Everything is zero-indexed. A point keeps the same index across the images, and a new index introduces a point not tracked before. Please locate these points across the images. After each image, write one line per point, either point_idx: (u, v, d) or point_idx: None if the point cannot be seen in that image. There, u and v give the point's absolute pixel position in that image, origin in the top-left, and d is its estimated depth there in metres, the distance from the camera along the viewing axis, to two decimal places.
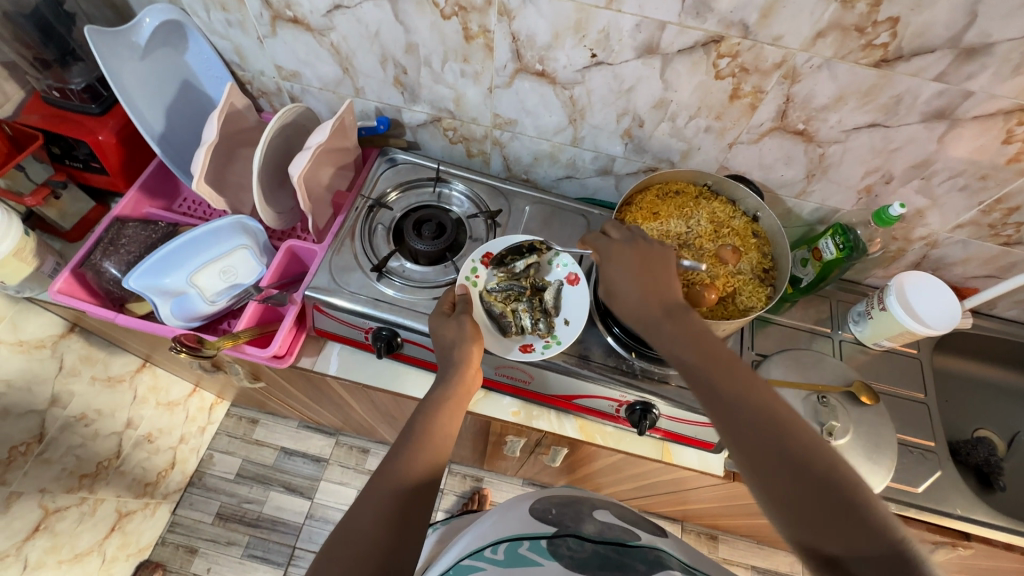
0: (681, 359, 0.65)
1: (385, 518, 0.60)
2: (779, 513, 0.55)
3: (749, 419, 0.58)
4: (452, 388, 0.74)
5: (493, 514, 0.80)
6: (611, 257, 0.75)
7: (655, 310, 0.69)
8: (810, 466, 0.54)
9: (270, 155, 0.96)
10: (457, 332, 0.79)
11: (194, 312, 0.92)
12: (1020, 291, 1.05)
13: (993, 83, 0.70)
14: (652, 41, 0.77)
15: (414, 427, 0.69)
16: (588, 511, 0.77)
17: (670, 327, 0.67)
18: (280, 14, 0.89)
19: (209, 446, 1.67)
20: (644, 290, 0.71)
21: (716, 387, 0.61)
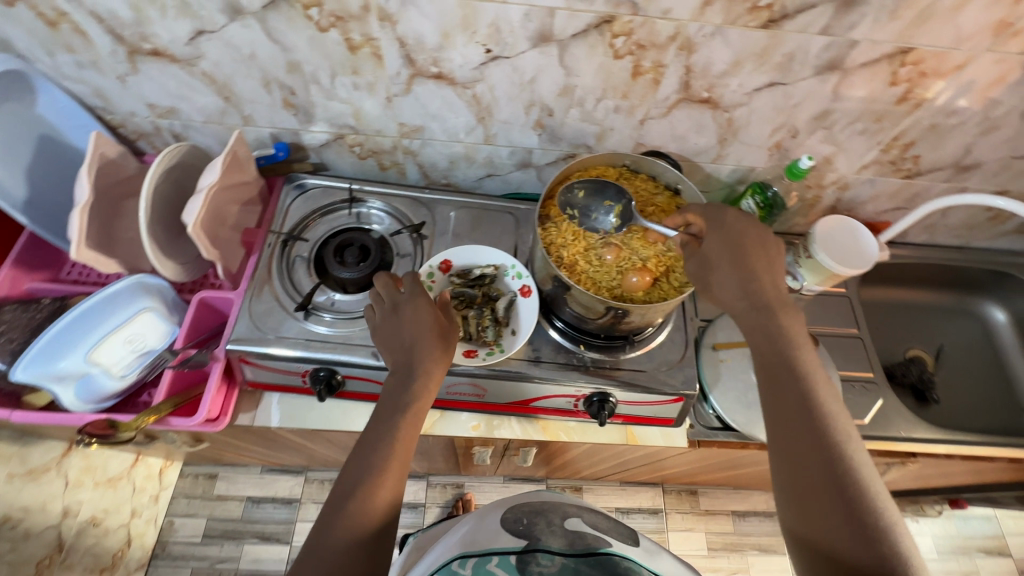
0: (765, 354, 0.68)
1: (360, 540, 0.61)
2: (795, 512, 0.60)
3: (818, 425, 0.61)
4: (423, 394, 0.71)
5: (460, 526, 0.79)
6: (714, 236, 0.73)
7: (761, 300, 0.70)
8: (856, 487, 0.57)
9: (158, 204, 0.87)
10: (415, 323, 0.75)
11: (103, 392, 0.83)
12: (926, 217, 1.12)
13: (874, 29, 0.72)
14: (544, 29, 0.74)
15: (383, 438, 0.68)
16: (559, 521, 0.75)
17: (767, 322, 0.69)
18: (137, 48, 0.80)
19: (167, 513, 1.52)
20: (751, 279, 0.71)
21: (789, 391, 0.64)
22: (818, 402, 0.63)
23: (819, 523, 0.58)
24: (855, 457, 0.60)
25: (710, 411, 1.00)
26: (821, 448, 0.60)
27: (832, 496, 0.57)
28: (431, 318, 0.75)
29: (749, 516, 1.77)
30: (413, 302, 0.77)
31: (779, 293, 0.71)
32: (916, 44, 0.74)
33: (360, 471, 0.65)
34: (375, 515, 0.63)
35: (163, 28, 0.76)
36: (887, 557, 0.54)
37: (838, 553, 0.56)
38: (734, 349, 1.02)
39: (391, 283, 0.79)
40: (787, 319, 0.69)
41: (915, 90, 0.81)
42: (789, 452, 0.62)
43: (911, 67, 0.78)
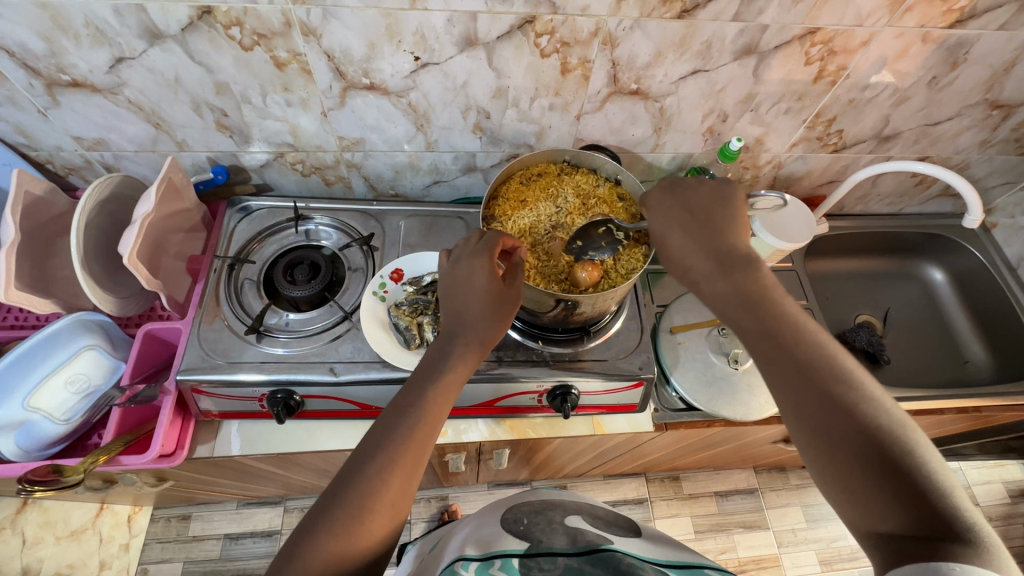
0: (737, 311, 0.58)
1: (342, 540, 0.55)
2: (828, 490, 0.50)
3: (803, 369, 0.52)
4: (462, 364, 0.69)
5: (462, 530, 0.80)
6: (658, 209, 0.68)
7: (710, 253, 0.61)
8: (866, 426, 0.48)
9: (92, 239, 0.84)
10: (468, 277, 0.71)
11: (47, 439, 0.79)
12: (858, 189, 1.17)
13: (781, 13, 0.76)
14: (469, 33, 0.75)
15: (415, 406, 0.64)
16: (560, 518, 0.78)
17: (728, 281, 0.59)
18: (55, 80, 0.77)
19: (140, 561, 1.45)
20: (698, 236, 0.63)
21: (775, 351, 0.54)
22: (811, 355, 0.53)
23: (853, 490, 0.48)
24: (870, 406, 0.50)
25: (672, 393, 1.02)
26: (825, 407, 0.50)
27: (836, 441, 0.49)
28: (489, 282, 0.71)
29: (732, 495, 1.80)
30: (473, 261, 0.72)
31: (730, 244, 0.62)
32: (822, 24, 0.78)
33: (359, 468, 0.59)
34: (391, 494, 0.58)
35: (80, 58, 0.74)
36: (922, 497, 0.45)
37: (884, 524, 0.46)
38: (690, 331, 1.05)
39: (472, 236, 0.77)
40: (749, 274, 0.59)
41: (828, 67, 0.86)
42: (797, 427, 0.52)
43: (821, 46, 0.82)
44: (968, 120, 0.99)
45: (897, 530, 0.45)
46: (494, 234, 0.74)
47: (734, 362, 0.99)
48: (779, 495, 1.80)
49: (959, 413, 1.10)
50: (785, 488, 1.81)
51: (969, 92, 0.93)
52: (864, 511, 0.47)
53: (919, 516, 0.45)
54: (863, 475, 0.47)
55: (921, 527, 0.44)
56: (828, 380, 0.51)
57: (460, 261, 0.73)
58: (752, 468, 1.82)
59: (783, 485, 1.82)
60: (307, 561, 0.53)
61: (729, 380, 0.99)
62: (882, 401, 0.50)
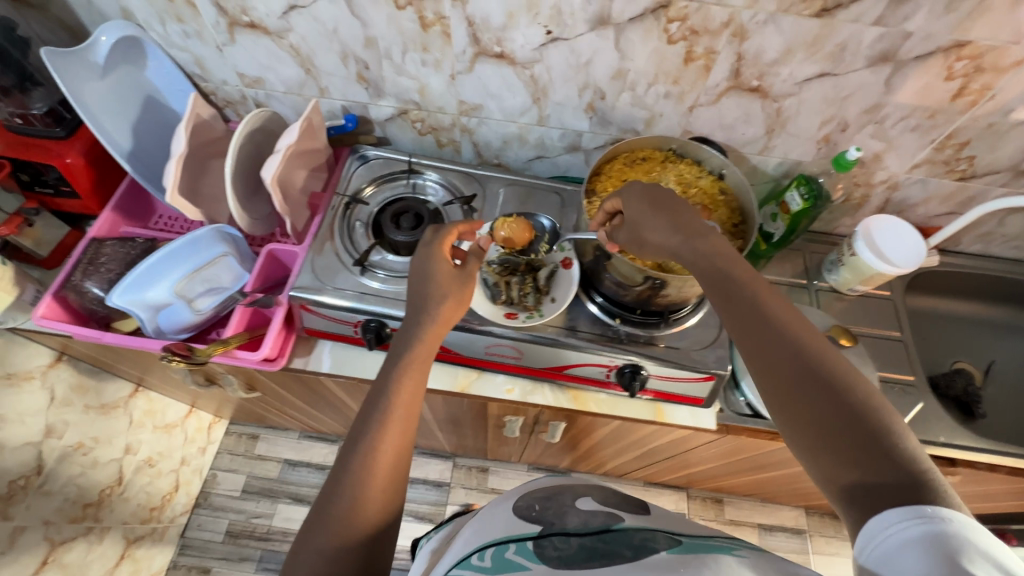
0: (706, 278, 0.66)
1: (354, 514, 0.62)
2: (807, 453, 0.54)
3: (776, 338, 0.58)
4: (418, 345, 0.74)
5: (478, 519, 0.77)
6: (628, 195, 0.74)
7: (680, 234, 0.68)
8: (839, 387, 0.54)
9: (241, 161, 0.96)
10: (425, 264, 0.79)
11: (182, 323, 0.91)
12: (980, 225, 1.09)
13: (929, 21, 0.73)
14: (603, 12, 0.79)
15: (385, 394, 0.69)
16: (572, 502, 0.75)
17: (689, 244, 0.68)
18: (237, 20, 0.90)
19: (212, 466, 1.81)
20: (669, 220, 0.70)
21: (748, 313, 0.61)
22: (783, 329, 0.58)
23: (825, 439, 0.53)
24: (837, 370, 0.55)
25: (740, 398, 1.01)
26: (794, 361, 0.56)
27: (814, 400, 0.54)
28: (443, 267, 0.78)
29: (776, 531, 1.73)
30: (429, 253, 0.79)
31: (698, 220, 0.70)
32: (972, 37, 0.75)
33: (350, 456, 0.65)
34: (379, 477, 0.64)
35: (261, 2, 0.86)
36: (887, 447, 0.50)
37: (853, 475, 0.51)
38: None
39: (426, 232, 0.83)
40: (718, 248, 0.66)
41: (972, 85, 0.81)
42: (776, 393, 0.57)
43: (967, 61, 0.78)
44: None
45: (865, 477, 0.50)
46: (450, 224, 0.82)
47: None
48: (829, 543, 1.71)
49: None
50: (836, 536, 1.72)
51: None
52: (830, 461, 0.52)
53: (881, 462, 0.50)
54: (835, 422, 0.53)
55: (887, 472, 0.49)
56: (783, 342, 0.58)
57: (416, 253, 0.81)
58: (803, 507, 1.74)
59: (835, 533, 1.72)
60: (324, 544, 0.60)
61: None
62: (837, 356, 0.56)
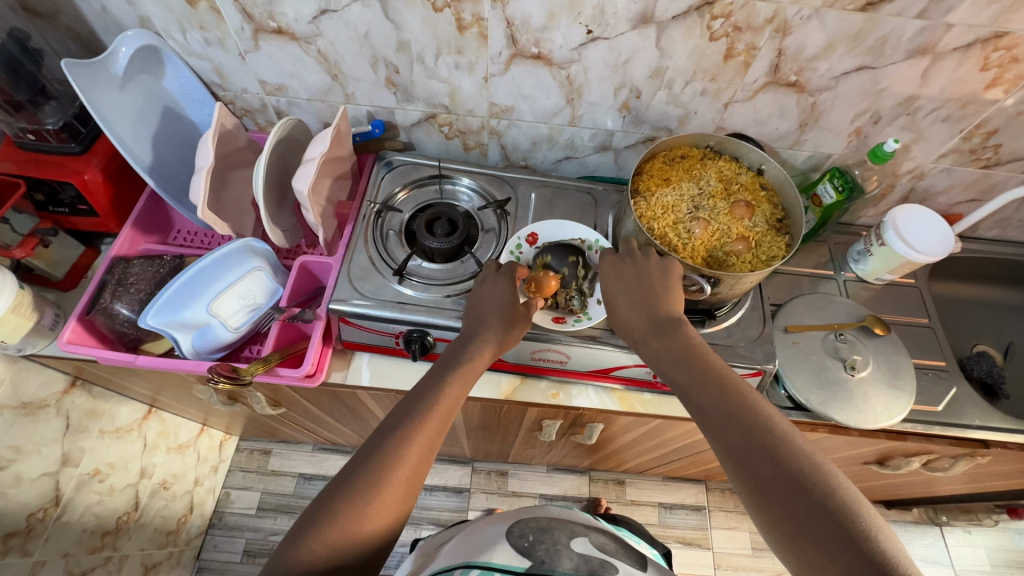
0: (674, 378, 0.70)
1: (373, 508, 0.62)
2: (783, 547, 0.56)
3: (740, 428, 0.61)
4: (477, 359, 0.78)
5: (472, 536, 0.80)
6: (608, 278, 0.81)
7: (645, 326, 0.76)
8: (805, 478, 0.56)
9: (270, 172, 0.93)
10: (498, 291, 0.84)
11: (217, 342, 0.88)
12: (1000, 210, 1.12)
13: (971, 13, 0.74)
14: (647, 10, 0.78)
15: (428, 395, 0.72)
16: (566, 540, 0.77)
17: (662, 341, 0.73)
18: (263, 26, 0.87)
19: (223, 484, 1.78)
20: (635, 305, 0.77)
21: (710, 402, 0.65)
22: (750, 417, 0.61)
23: (802, 540, 0.54)
24: (804, 458, 0.57)
25: (782, 392, 1.01)
26: (764, 457, 0.58)
27: (780, 490, 0.56)
28: (511, 296, 0.83)
29: None
30: (497, 280, 0.86)
31: (665, 305, 0.76)
32: (1011, 28, 0.76)
33: (359, 465, 0.65)
34: (397, 484, 0.64)
35: (291, 7, 0.83)
36: (862, 542, 0.51)
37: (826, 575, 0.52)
38: (805, 332, 1.04)
39: (489, 266, 0.88)
40: (679, 335, 0.72)
41: (1005, 75, 0.83)
42: (743, 485, 0.60)
43: (1004, 52, 0.79)
44: None
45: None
46: (509, 265, 0.87)
47: (850, 368, 0.98)
48: None
49: None
50: None
51: None
52: (808, 561, 0.53)
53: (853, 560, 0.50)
54: (805, 520, 0.54)
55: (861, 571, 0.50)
56: (751, 438, 0.60)
57: (484, 283, 0.86)
58: None
59: None
60: (314, 542, 0.59)
61: (845, 386, 0.98)
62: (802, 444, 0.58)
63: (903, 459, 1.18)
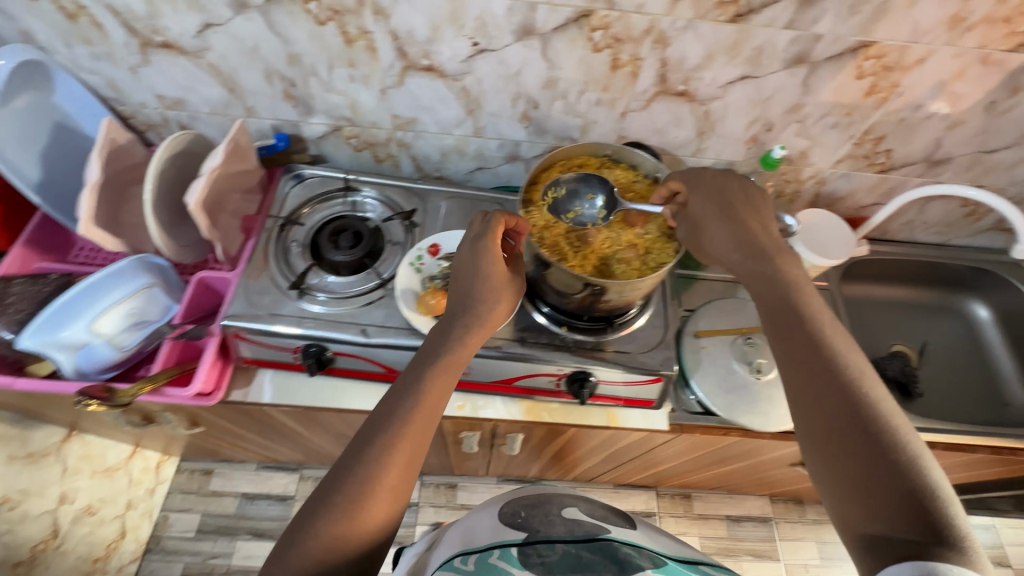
0: (772, 311, 0.69)
1: (375, 506, 0.61)
2: (832, 491, 0.57)
3: (826, 373, 0.61)
4: (463, 346, 0.73)
5: (461, 521, 0.79)
6: (698, 201, 0.78)
7: (751, 249, 0.73)
8: (877, 430, 0.56)
9: (163, 186, 0.91)
10: (468, 258, 0.77)
11: (102, 361, 0.86)
12: (903, 213, 1.15)
13: (836, 23, 0.76)
14: (527, 23, 0.79)
15: (416, 389, 0.68)
16: (558, 510, 0.77)
17: (767, 269, 0.72)
18: (149, 40, 0.85)
19: (161, 507, 1.71)
20: (742, 228, 0.75)
21: (799, 346, 0.64)
22: (842, 364, 0.61)
23: (862, 496, 0.54)
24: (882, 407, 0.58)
25: (691, 396, 1.02)
26: (848, 405, 0.58)
27: (859, 438, 0.56)
28: (492, 266, 0.76)
29: (743, 521, 1.77)
30: (480, 243, 0.77)
31: (765, 245, 0.74)
32: (877, 38, 0.78)
33: (365, 458, 0.63)
34: (390, 479, 0.62)
35: (173, 21, 0.82)
36: (918, 493, 0.52)
37: (874, 522, 0.53)
38: (715, 336, 1.05)
39: (475, 221, 0.81)
40: (794, 267, 0.71)
41: (881, 83, 0.85)
42: (815, 427, 0.60)
43: (875, 61, 0.82)
44: None
45: (888, 528, 0.52)
46: (496, 216, 0.78)
47: (757, 372, 0.98)
48: (793, 528, 1.75)
49: (990, 453, 1.05)
50: (800, 521, 1.76)
51: None
52: (861, 513, 0.54)
53: (906, 513, 0.51)
54: (867, 469, 0.55)
55: (915, 530, 0.51)
56: (857, 384, 0.60)
57: (466, 245, 0.79)
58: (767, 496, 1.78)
59: (799, 518, 1.77)
60: (311, 545, 0.57)
61: (751, 389, 0.99)
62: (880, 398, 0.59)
63: None
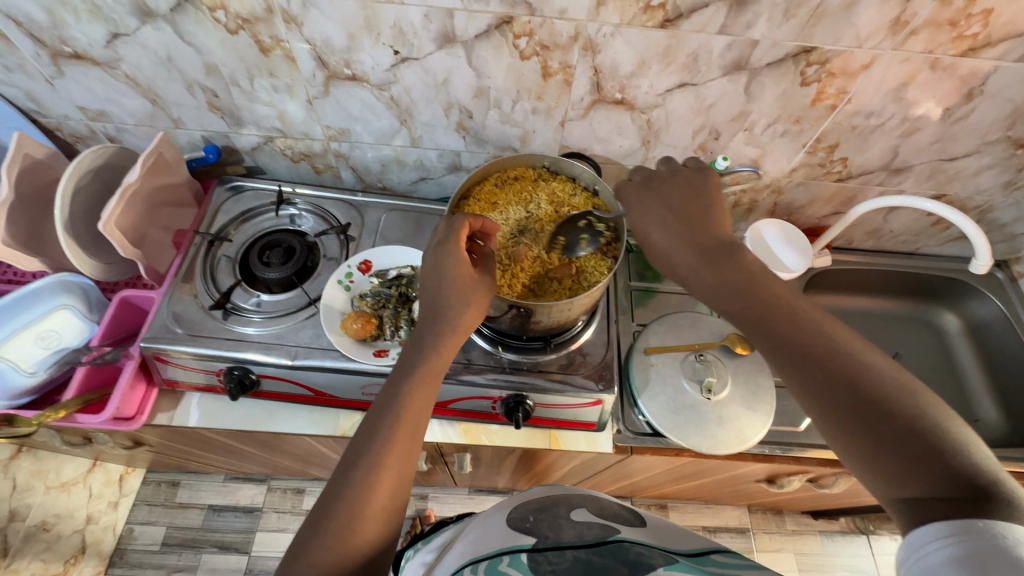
0: (734, 314, 0.59)
1: (371, 530, 0.56)
2: (861, 471, 0.49)
3: (814, 358, 0.53)
4: (438, 355, 0.68)
5: (466, 534, 0.70)
6: (637, 202, 0.70)
7: (697, 244, 0.64)
8: (882, 399, 0.49)
9: (81, 203, 0.88)
10: (435, 262, 0.71)
11: (15, 388, 0.84)
12: (867, 222, 1.10)
13: (772, 28, 0.72)
14: (447, 30, 0.75)
15: (393, 407, 0.63)
16: (566, 513, 0.69)
17: (720, 266, 0.61)
18: (59, 51, 0.82)
19: (127, 520, 1.51)
20: (680, 227, 0.65)
21: (771, 342, 0.56)
22: (824, 343, 0.54)
23: (885, 469, 0.47)
24: (881, 375, 0.51)
25: (639, 417, 0.98)
26: (844, 385, 0.51)
27: (866, 416, 0.49)
28: (461, 268, 0.70)
29: (720, 532, 1.69)
30: (446, 243, 0.71)
31: (712, 230, 0.65)
32: (817, 43, 0.74)
33: (353, 482, 0.58)
34: (380, 497, 0.58)
35: (79, 31, 0.78)
36: (942, 451, 0.46)
37: (910, 494, 0.46)
38: (665, 354, 1.01)
39: (439, 224, 0.74)
40: (737, 255, 0.62)
41: (828, 90, 0.81)
42: (821, 416, 0.52)
43: (818, 66, 0.77)
44: (989, 158, 0.91)
45: (926, 500, 0.45)
46: (461, 218, 0.72)
47: (706, 392, 0.94)
48: (772, 539, 1.67)
49: None
50: (779, 532, 1.68)
51: (988, 128, 0.86)
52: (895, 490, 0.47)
53: (941, 478, 0.45)
54: (887, 442, 0.48)
55: (948, 488, 0.44)
56: (833, 356, 0.53)
57: (429, 251, 0.72)
58: (745, 507, 1.71)
59: (777, 528, 1.69)
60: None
61: (699, 410, 0.94)
62: (877, 364, 0.52)
63: (788, 478, 1.14)
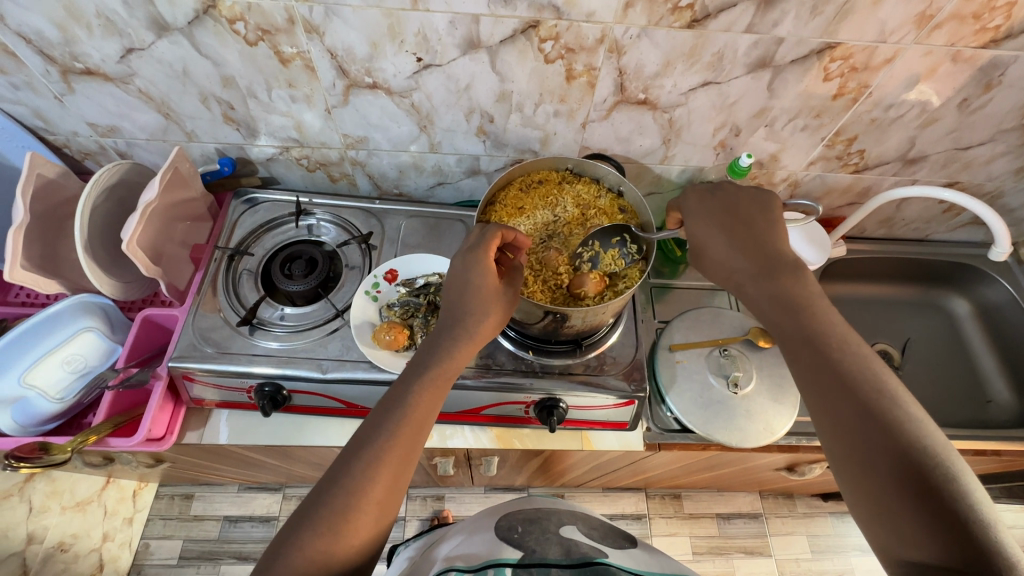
0: (779, 331, 0.61)
1: (364, 527, 0.56)
2: (865, 513, 0.51)
3: (846, 392, 0.54)
4: (450, 359, 0.68)
5: (449, 540, 0.71)
6: (695, 213, 0.72)
7: (755, 263, 0.66)
8: (905, 448, 0.50)
9: (98, 222, 0.86)
10: (463, 265, 0.70)
11: (42, 415, 0.83)
12: (881, 211, 1.11)
13: (798, 26, 0.72)
14: (472, 35, 0.74)
15: (402, 404, 0.63)
16: (555, 528, 0.70)
17: (776, 286, 0.63)
18: (69, 67, 0.79)
19: (142, 536, 1.50)
20: (743, 246, 0.67)
21: (809, 364, 0.57)
22: (866, 378, 0.54)
23: (890, 514, 0.48)
24: (913, 425, 0.51)
25: (667, 413, 0.98)
26: (871, 425, 0.52)
27: (885, 460, 0.50)
28: (486, 277, 0.69)
29: (734, 518, 1.71)
30: (476, 248, 0.71)
31: (777, 251, 0.66)
32: (842, 39, 0.74)
33: (354, 469, 0.58)
34: (378, 491, 0.57)
35: (92, 47, 0.76)
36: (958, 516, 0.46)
37: (911, 549, 0.46)
38: (690, 350, 1.02)
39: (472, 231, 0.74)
40: (796, 280, 0.63)
41: (849, 84, 0.81)
42: (840, 448, 0.54)
43: (841, 62, 0.78)
44: (1003, 145, 0.93)
45: (927, 557, 0.46)
46: (494, 228, 0.72)
47: (733, 386, 0.95)
48: (784, 522, 1.70)
49: (974, 454, 1.02)
50: (791, 515, 1.71)
51: (1004, 117, 0.87)
52: (894, 537, 0.48)
53: (947, 539, 0.45)
54: (897, 490, 0.49)
55: (954, 554, 0.44)
56: (871, 393, 0.53)
57: (457, 256, 0.72)
58: (757, 492, 1.73)
59: (789, 512, 1.72)
60: (293, 558, 0.52)
61: (728, 405, 0.95)
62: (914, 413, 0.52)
63: (808, 465, 1.16)
